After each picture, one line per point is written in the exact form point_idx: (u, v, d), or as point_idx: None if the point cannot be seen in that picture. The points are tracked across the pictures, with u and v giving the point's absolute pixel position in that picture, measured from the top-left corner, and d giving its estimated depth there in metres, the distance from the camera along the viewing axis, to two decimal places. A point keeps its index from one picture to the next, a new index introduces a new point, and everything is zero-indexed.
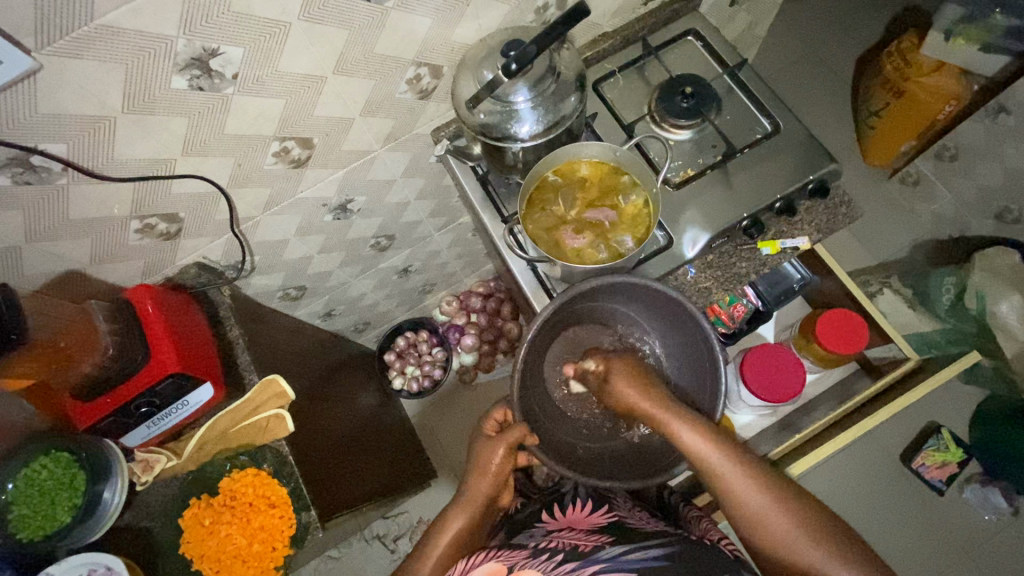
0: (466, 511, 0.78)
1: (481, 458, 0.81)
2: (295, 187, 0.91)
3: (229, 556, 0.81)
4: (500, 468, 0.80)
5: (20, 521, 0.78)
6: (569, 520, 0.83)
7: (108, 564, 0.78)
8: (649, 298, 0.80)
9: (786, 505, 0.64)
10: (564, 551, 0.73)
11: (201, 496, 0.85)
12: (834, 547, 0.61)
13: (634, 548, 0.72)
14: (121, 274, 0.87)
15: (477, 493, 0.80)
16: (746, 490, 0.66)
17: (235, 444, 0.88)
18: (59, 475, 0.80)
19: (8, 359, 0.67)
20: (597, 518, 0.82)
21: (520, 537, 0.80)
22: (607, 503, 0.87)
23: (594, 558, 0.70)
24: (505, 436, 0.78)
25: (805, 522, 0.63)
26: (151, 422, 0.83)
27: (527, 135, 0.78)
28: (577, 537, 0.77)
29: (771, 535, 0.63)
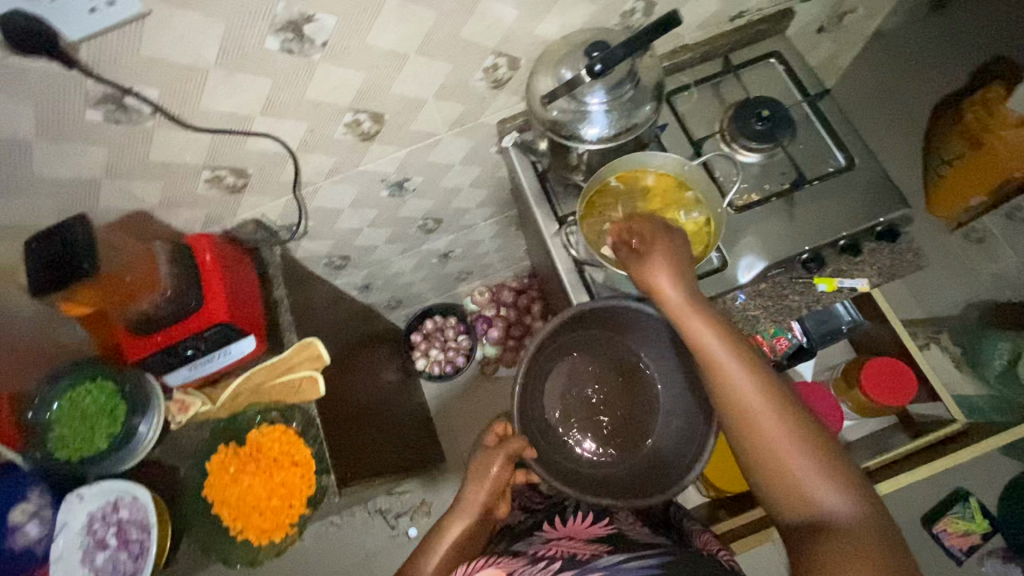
0: (462, 518, 0.80)
1: (479, 465, 0.82)
2: (358, 159, 0.93)
3: (248, 506, 0.84)
4: (497, 476, 0.82)
5: (59, 439, 0.84)
6: (569, 530, 0.83)
7: (135, 494, 0.81)
8: (651, 329, 0.82)
9: (795, 424, 0.60)
10: (562, 560, 0.73)
11: (229, 443, 0.88)
12: (838, 476, 0.57)
13: (633, 555, 0.71)
14: (184, 220, 0.90)
15: (472, 499, 0.81)
16: (751, 395, 0.62)
17: (267, 399, 0.91)
18: (102, 402, 0.86)
19: (79, 288, 0.69)
20: (596, 529, 0.82)
21: (519, 546, 0.81)
22: (609, 516, 0.86)
23: (592, 566, 0.69)
24: (504, 446, 0.80)
25: (810, 443, 0.59)
26: (192, 365, 0.85)
27: (595, 138, 0.78)
28: (576, 545, 0.77)
29: (768, 445, 0.60)
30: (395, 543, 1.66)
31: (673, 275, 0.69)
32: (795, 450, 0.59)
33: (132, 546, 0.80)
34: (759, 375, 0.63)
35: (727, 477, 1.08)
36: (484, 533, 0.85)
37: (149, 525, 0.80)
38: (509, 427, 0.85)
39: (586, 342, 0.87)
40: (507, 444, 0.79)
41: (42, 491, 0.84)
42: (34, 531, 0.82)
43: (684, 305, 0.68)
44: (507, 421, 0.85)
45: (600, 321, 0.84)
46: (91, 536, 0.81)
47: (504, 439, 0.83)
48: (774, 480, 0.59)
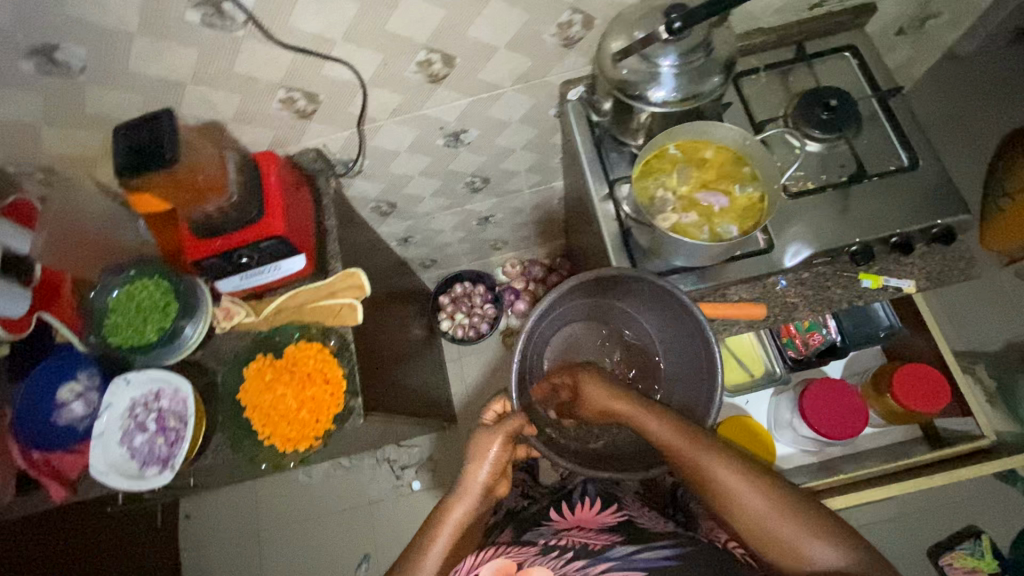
0: (464, 500, 0.77)
1: (478, 444, 0.80)
2: (423, 102, 0.95)
3: (278, 414, 0.88)
4: (497, 456, 0.80)
5: (113, 326, 0.90)
6: (578, 520, 0.85)
7: (176, 386, 0.87)
8: (656, 300, 0.86)
9: (766, 491, 0.64)
10: (574, 549, 0.74)
11: (266, 354, 0.93)
12: (817, 528, 0.61)
13: (645, 547, 0.73)
14: (253, 138, 0.94)
15: (472, 482, 0.78)
16: (713, 477, 0.66)
17: (307, 318, 0.94)
18: (156, 298, 0.91)
19: (159, 177, 0.74)
20: (605, 517, 0.85)
21: (529, 536, 0.82)
22: (615, 503, 0.89)
23: (604, 556, 0.71)
24: (503, 424, 0.81)
25: (780, 502, 0.64)
26: (244, 275, 0.90)
27: (660, 101, 0.79)
28: (586, 535, 0.79)
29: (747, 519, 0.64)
30: (398, 491, 1.71)
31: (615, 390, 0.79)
32: (776, 516, 0.63)
33: (168, 431, 0.85)
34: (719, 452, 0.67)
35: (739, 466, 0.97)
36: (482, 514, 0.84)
37: (186, 413, 0.85)
38: (506, 403, 0.88)
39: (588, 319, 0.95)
40: (507, 421, 0.80)
41: (90, 372, 0.92)
42: (78, 408, 0.91)
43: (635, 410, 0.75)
44: (504, 398, 0.88)
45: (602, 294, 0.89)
46: (132, 420, 0.86)
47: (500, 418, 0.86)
48: (767, 549, 0.63)
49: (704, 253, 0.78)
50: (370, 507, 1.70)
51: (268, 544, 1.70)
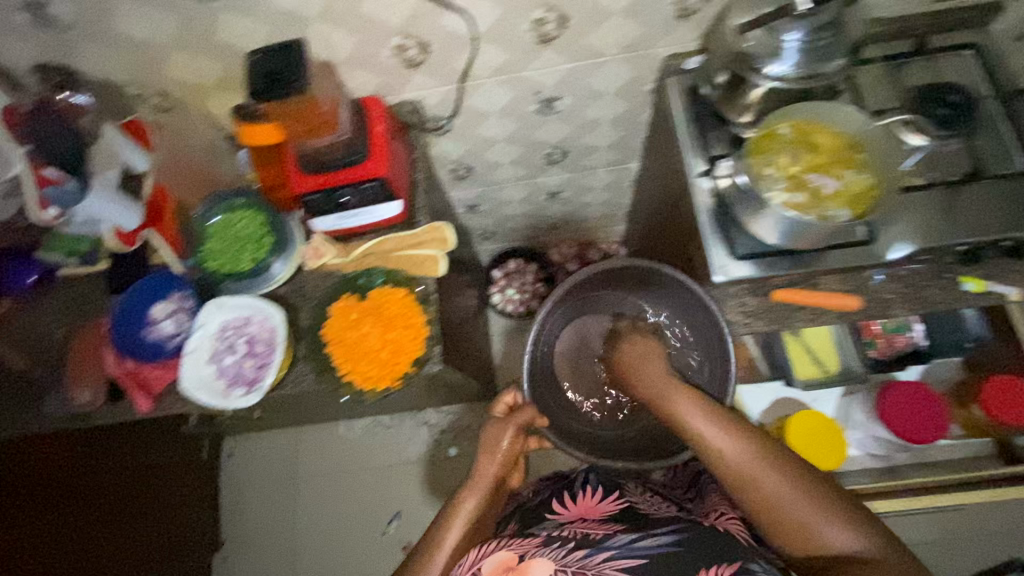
0: (474, 494, 0.86)
1: (489, 438, 0.91)
2: (527, 63, 0.96)
3: (360, 352, 0.91)
4: (506, 449, 0.91)
5: (211, 252, 0.94)
6: (581, 509, 0.88)
7: (269, 314, 0.90)
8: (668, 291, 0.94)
9: (782, 473, 0.69)
10: (575, 540, 0.76)
11: (352, 294, 0.95)
12: (827, 509, 0.66)
13: (646, 535, 0.75)
14: (358, 83, 0.96)
15: (484, 472, 0.88)
16: (731, 455, 0.71)
17: (393, 263, 0.97)
18: (252, 229, 0.95)
19: (284, 103, 0.76)
20: (607, 506, 0.87)
21: (533, 528, 0.84)
22: (619, 488, 0.92)
23: (604, 546, 0.73)
24: (515, 416, 0.93)
25: (796, 483, 0.68)
26: (340, 214, 0.92)
27: (778, 75, 0.77)
28: (589, 524, 0.81)
29: (762, 498, 0.68)
30: (434, 457, 1.73)
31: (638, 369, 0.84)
32: (790, 497, 0.67)
33: (257, 356, 0.88)
34: (747, 443, 0.71)
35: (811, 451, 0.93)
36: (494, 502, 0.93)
37: (276, 340, 0.88)
38: (516, 397, 0.97)
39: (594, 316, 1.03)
40: (518, 414, 0.91)
41: (184, 294, 0.95)
42: (168, 326, 0.94)
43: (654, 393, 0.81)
44: (515, 391, 0.97)
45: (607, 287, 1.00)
46: (221, 342, 0.90)
47: (511, 410, 0.96)
48: (779, 530, 0.68)
49: (807, 232, 0.78)
50: (404, 469, 1.73)
51: (303, 491, 1.75)
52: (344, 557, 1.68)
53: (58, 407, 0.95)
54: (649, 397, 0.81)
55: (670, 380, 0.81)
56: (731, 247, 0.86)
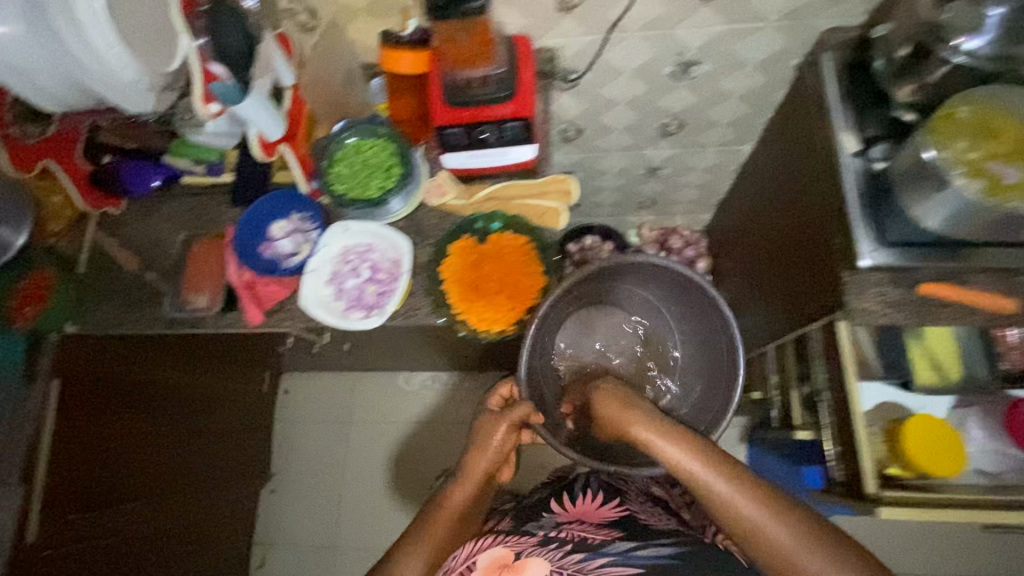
0: (466, 487, 0.85)
1: (484, 432, 0.89)
2: (680, 21, 0.92)
3: (477, 295, 0.89)
4: (500, 443, 0.88)
5: (338, 177, 0.94)
6: (579, 511, 0.90)
7: (393, 243, 0.91)
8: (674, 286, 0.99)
9: (788, 522, 0.63)
10: (573, 543, 0.78)
11: (469, 236, 0.93)
12: (845, 564, 0.60)
13: (647, 543, 0.77)
14: (505, 23, 0.94)
15: (472, 466, 0.86)
16: (730, 501, 0.65)
17: (516, 210, 0.96)
18: (381, 159, 0.94)
19: (466, 22, 0.76)
20: (606, 511, 0.90)
21: (529, 525, 0.86)
22: (619, 496, 0.93)
23: (602, 551, 0.76)
24: (511, 411, 0.89)
25: (806, 531, 0.62)
26: (474, 152, 0.90)
27: (970, 49, 0.75)
28: (587, 529, 0.83)
29: (771, 550, 0.62)
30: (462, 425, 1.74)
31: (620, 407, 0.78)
32: (802, 548, 0.62)
33: (381, 283, 0.90)
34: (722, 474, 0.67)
35: (925, 456, 0.92)
36: (487, 495, 0.92)
37: (403, 270, 0.89)
38: (513, 390, 0.95)
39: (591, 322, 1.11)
40: (516, 409, 0.87)
41: (303, 215, 0.96)
42: (286, 244, 0.95)
43: (644, 431, 0.74)
44: (511, 384, 0.96)
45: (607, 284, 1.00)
46: (345, 265, 0.91)
47: (506, 402, 0.94)
48: None
49: (976, 220, 0.74)
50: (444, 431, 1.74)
51: (351, 436, 1.77)
52: (382, 505, 1.71)
53: (171, 307, 0.97)
54: (637, 437, 0.74)
55: (658, 420, 0.75)
56: (875, 230, 0.82)
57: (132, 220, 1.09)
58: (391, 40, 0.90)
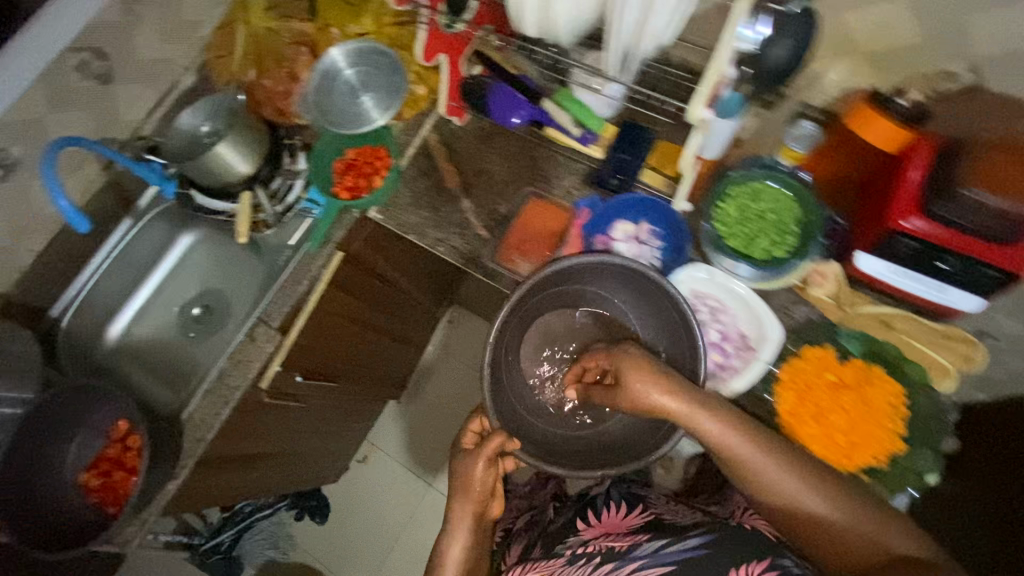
0: (462, 535, 0.81)
1: (466, 475, 0.81)
2: None
3: (816, 419, 0.76)
4: (482, 483, 0.81)
5: (724, 215, 0.82)
6: (604, 525, 0.84)
7: (762, 318, 0.78)
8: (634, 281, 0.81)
9: (824, 481, 0.63)
10: (602, 556, 0.74)
11: (834, 350, 0.79)
12: (886, 523, 0.60)
13: (672, 540, 0.69)
14: None
15: (461, 510, 0.82)
16: (765, 466, 0.64)
17: (907, 354, 0.79)
18: (781, 219, 0.81)
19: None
20: (630, 520, 0.82)
21: (559, 549, 0.82)
22: (642, 502, 0.87)
23: (630, 556, 0.70)
24: (483, 445, 0.80)
25: (839, 492, 0.62)
26: (899, 269, 0.74)
27: None
28: (614, 538, 0.78)
29: (811, 519, 0.62)
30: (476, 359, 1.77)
31: (641, 366, 0.69)
32: (839, 510, 0.61)
33: (726, 355, 0.78)
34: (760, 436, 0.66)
35: None
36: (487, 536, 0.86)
37: (759, 357, 0.76)
38: (482, 424, 0.86)
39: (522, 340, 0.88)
40: (486, 444, 0.78)
41: (654, 229, 0.86)
42: (627, 252, 0.87)
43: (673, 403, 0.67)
44: (480, 415, 0.88)
45: (564, 283, 0.85)
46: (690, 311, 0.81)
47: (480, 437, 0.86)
48: (830, 551, 0.61)
49: None
50: None
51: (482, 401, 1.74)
52: None
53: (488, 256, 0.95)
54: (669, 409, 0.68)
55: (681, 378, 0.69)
56: None
57: (467, 136, 1.04)
58: (877, 103, 0.75)
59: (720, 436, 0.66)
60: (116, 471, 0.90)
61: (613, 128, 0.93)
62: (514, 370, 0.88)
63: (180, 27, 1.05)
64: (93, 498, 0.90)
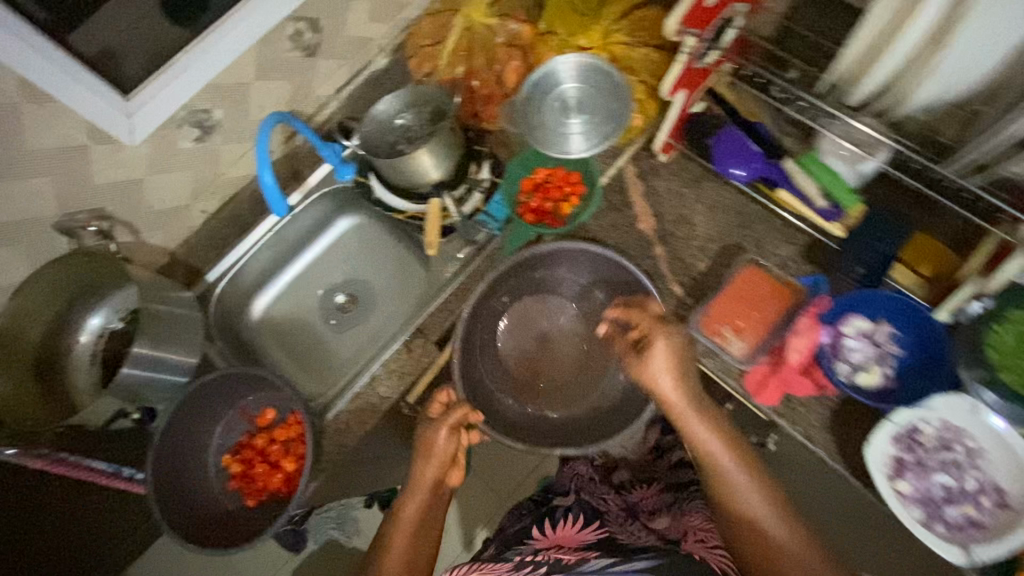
0: (413, 496, 0.81)
1: (428, 441, 0.82)
2: None
3: None
4: (443, 450, 0.82)
5: (1002, 341, 0.68)
6: (559, 537, 0.88)
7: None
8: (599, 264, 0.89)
9: (782, 510, 0.69)
10: (549, 564, 0.78)
11: None
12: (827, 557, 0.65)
13: (621, 559, 0.74)
14: None
15: (422, 476, 0.82)
16: (738, 477, 0.72)
17: None
18: None
19: None
20: (585, 535, 0.87)
21: (511, 553, 0.86)
22: (599, 519, 0.91)
23: (579, 568, 0.75)
24: (449, 413, 0.82)
25: (793, 524, 0.68)
26: None
27: None
28: (565, 551, 0.82)
29: (755, 540, 0.68)
30: None
31: (673, 368, 0.76)
32: (788, 538, 0.67)
33: (981, 509, 0.69)
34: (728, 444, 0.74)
35: None
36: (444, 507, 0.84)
37: None
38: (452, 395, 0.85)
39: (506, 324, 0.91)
40: (453, 410, 0.82)
41: (896, 333, 0.77)
42: (863, 354, 0.77)
43: (682, 403, 0.76)
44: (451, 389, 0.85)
45: (537, 269, 0.91)
46: (939, 447, 0.71)
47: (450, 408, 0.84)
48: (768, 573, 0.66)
49: None
50: None
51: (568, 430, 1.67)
52: None
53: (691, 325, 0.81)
54: (674, 407, 0.76)
55: (693, 383, 0.77)
56: None
57: (671, 176, 0.94)
58: None
59: (706, 441, 0.75)
60: (258, 464, 0.87)
61: (864, 207, 0.81)
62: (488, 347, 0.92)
63: (388, 6, 0.99)
64: (232, 485, 0.87)
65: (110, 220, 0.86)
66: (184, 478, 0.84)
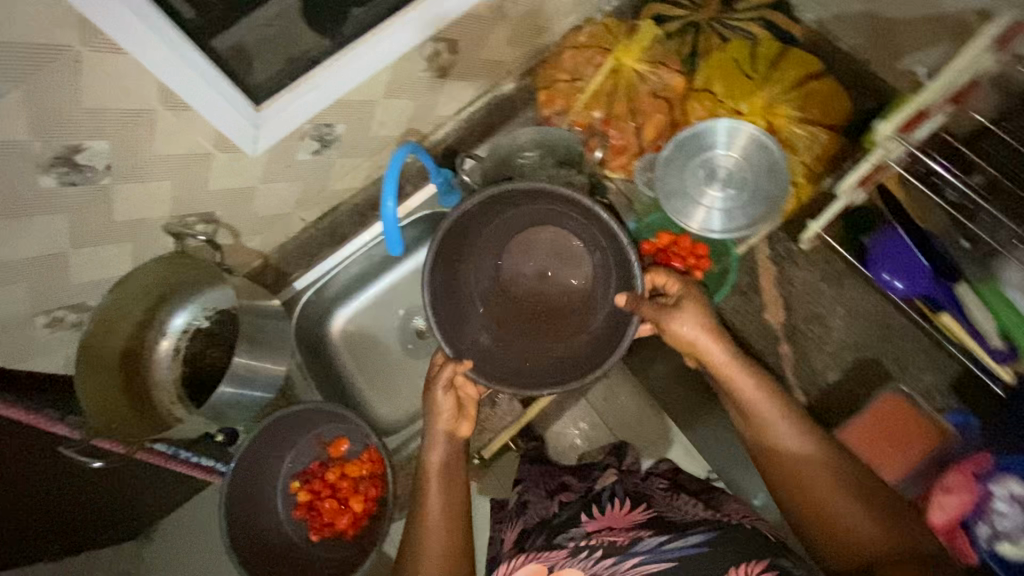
0: (439, 450, 0.70)
1: (431, 402, 0.70)
2: None
3: None
4: (438, 404, 0.70)
5: None
6: (608, 520, 0.68)
7: None
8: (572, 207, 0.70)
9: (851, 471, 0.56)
10: (605, 549, 0.61)
11: None
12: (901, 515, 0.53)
13: (677, 535, 0.59)
14: None
15: (433, 429, 0.70)
16: (791, 440, 0.59)
17: None
18: None
19: None
20: (638, 514, 0.67)
21: (558, 538, 0.68)
22: (646, 499, 0.72)
23: (632, 552, 0.58)
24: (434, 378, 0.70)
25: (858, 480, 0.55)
26: None
27: None
28: (610, 534, 0.64)
29: (825, 504, 0.55)
30: None
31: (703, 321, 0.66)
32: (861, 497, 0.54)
33: None
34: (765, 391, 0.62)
35: None
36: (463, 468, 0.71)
37: None
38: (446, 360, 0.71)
39: (509, 232, 0.76)
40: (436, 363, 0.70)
41: None
42: (1016, 524, 0.64)
43: (724, 360, 0.64)
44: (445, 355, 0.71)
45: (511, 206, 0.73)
46: None
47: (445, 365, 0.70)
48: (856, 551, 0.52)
49: None
50: None
51: None
52: None
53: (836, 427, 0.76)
54: (714, 362, 0.64)
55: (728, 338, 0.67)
56: None
57: (809, 268, 0.86)
58: None
59: (751, 395, 0.62)
60: (325, 499, 0.84)
61: None
62: (483, 273, 0.76)
63: (527, 31, 0.92)
64: (298, 515, 0.85)
65: (215, 223, 0.83)
66: (253, 504, 0.83)
